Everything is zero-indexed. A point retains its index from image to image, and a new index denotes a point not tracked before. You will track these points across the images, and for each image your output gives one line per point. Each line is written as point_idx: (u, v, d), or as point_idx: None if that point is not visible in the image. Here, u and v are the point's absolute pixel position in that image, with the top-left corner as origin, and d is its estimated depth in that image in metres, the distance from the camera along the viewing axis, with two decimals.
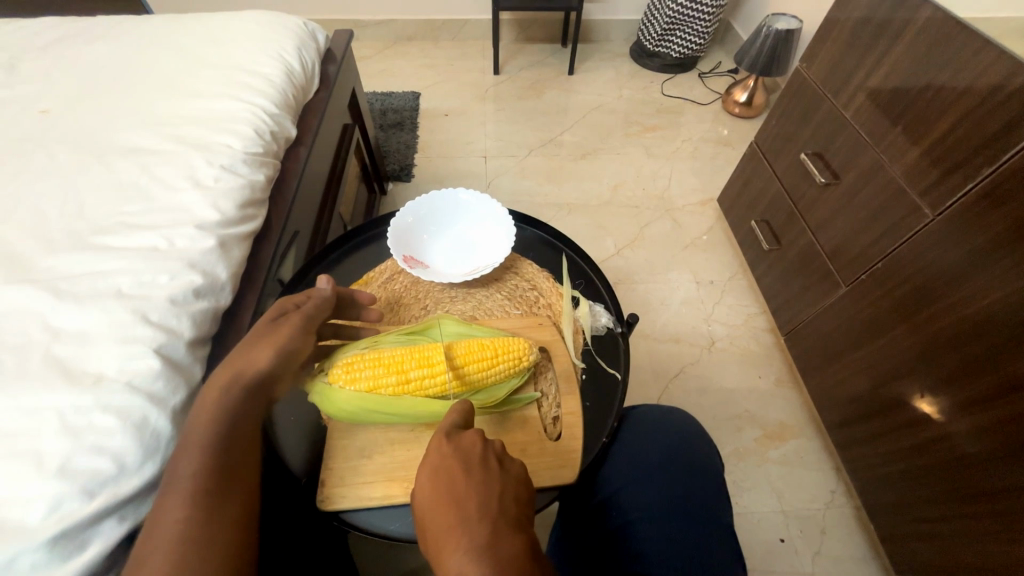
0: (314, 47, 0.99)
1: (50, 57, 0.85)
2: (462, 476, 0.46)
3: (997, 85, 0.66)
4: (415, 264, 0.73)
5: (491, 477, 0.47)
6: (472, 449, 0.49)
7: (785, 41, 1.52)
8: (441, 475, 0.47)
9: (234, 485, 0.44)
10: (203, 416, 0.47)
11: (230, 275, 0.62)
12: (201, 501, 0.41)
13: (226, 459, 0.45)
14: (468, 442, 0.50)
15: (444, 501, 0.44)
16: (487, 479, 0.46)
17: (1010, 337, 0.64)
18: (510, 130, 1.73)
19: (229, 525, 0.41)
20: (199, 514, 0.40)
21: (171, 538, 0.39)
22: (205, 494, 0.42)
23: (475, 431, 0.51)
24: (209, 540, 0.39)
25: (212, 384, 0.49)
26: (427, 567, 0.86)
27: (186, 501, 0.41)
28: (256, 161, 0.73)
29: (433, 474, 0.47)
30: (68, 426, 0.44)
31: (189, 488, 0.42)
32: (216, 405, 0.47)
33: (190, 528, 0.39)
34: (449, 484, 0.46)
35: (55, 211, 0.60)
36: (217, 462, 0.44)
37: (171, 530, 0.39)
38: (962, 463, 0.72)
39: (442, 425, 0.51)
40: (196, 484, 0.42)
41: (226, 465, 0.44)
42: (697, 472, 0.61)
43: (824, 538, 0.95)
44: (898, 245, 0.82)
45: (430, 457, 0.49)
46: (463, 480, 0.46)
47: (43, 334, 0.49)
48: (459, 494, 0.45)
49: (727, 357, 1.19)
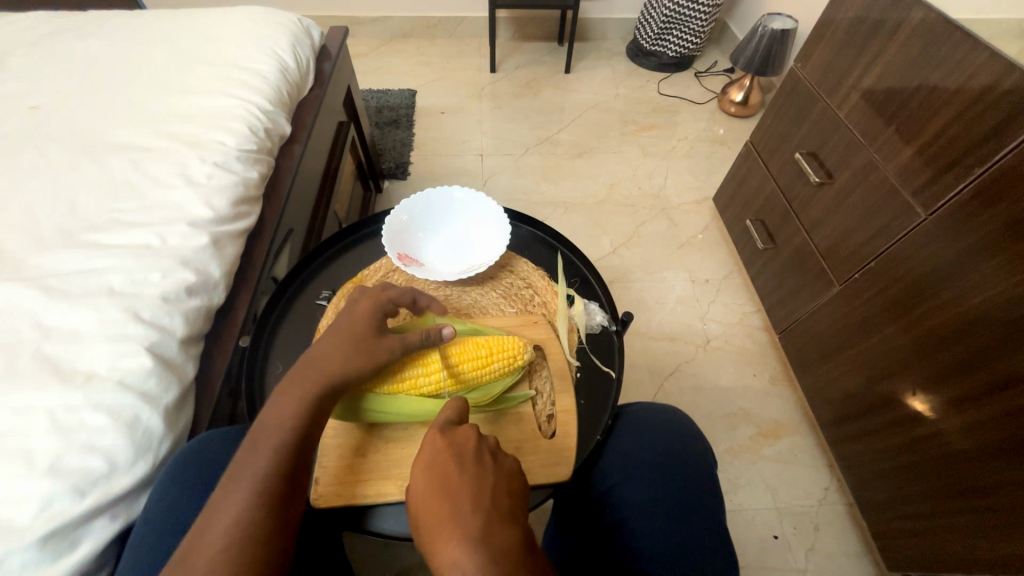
0: (309, 43, 0.98)
1: (41, 52, 0.84)
2: (456, 471, 0.46)
3: (989, 86, 0.67)
4: (410, 262, 0.73)
5: (484, 471, 0.47)
6: (466, 445, 0.49)
7: (780, 41, 1.52)
8: (436, 471, 0.47)
9: (289, 504, 0.44)
10: (270, 417, 0.48)
11: (223, 273, 0.61)
12: (258, 509, 0.42)
13: (288, 474, 0.45)
14: (463, 437, 0.49)
15: (438, 497, 0.44)
16: (480, 472, 0.46)
17: (1001, 336, 0.64)
18: (507, 128, 1.72)
19: (277, 537, 0.42)
20: (247, 530, 0.41)
21: (220, 541, 0.40)
22: (262, 503, 0.42)
23: (470, 427, 0.51)
24: (256, 547, 0.40)
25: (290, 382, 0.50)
26: (421, 565, 0.86)
27: (238, 512, 0.41)
28: (250, 158, 0.73)
29: (427, 470, 0.47)
30: (58, 425, 0.43)
31: (249, 492, 0.43)
32: (286, 417, 0.48)
33: (236, 542, 0.40)
34: (442, 481, 0.46)
35: (46, 207, 0.59)
36: (273, 475, 0.44)
37: (221, 532, 0.40)
38: (952, 460, 0.73)
39: (436, 422, 0.51)
40: (254, 491, 0.43)
41: (286, 471, 0.45)
42: (691, 470, 0.61)
43: (817, 535, 0.96)
44: (891, 243, 0.83)
45: (424, 453, 0.49)
46: (457, 475, 0.46)
47: (33, 333, 0.48)
48: (452, 488, 0.45)
49: (722, 355, 1.19)
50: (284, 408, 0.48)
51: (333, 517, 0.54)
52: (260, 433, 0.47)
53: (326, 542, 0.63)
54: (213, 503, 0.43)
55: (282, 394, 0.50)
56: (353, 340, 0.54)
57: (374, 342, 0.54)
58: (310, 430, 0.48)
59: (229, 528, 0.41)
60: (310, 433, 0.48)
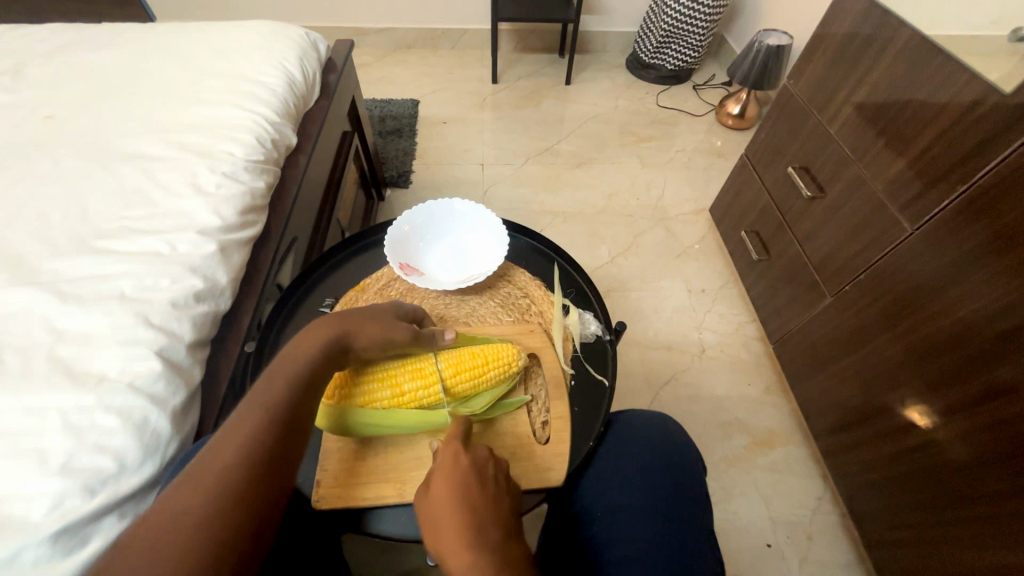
0: (315, 56, 1.01)
1: (56, 63, 0.86)
2: (476, 492, 0.49)
3: (974, 103, 0.69)
4: (411, 271, 0.75)
5: (498, 493, 0.50)
6: (484, 466, 0.51)
7: (776, 57, 1.55)
8: (448, 484, 0.49)
9: (293, 438, 0.46)
10: (298, 355, 0.51)
11: (229, 279, 0.63)
12: (267, 435, 0.44)
13: (297, 408, 0.47)
14: (483, 459, 0.52)
15: (461, 511, 0.47)
16: (496, 496, 0.49)
17: (992, 346, 0.66)
18: (507, 138, 1.75)
19: (280, 464, 0.43)
20: (242, 475, 0.41)
21: (231, 461, 0.41)
22: (273, 427, 0.45)
23: (486, 448, 0.53)
24: (261, 468, 0.42)
25: (321, 325, 0.54)
26: (419, 570, 0.87)
27: (249, 436, 0.43)
28: (257, 168, 0.75)
29: (449, 484, 0.49)
30: (70, 425, 0.45)
31: (263, 419, 0.45)
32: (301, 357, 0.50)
33: (244, 463, 0.41)
34: (463, 499, 0.48)
35: (61, 214, 0.61)
36: (285, 405, 0.46)
37: (231, 452, 0.42)
38: (946, 468, 0.73)
39: (455, 437, 0.53)
40: (267, 418, 0.45)
41: (297, 407, 0.47)
42: (685, 481, 0.63)
43: (810, 545, 0.97)
44: (880, 256, 0.85)
45: (441, 463, 0.51)
46: (478, 496, 0.48)
47: (46, 336, 0.50)
48: (474, 509, 0.47)
49: (717, 365, 1.21)
50: (245, 426, 0.44)
51: (335, 519, 0.56)
52: (275, 368, 0.50)
53: (325, 545, 0.65)
54: (210, 445, 0.43)
55: (311, 331, 0.53)
56: (372, 316, 0.57)
57: (393, 324, 0.57)
58: (316, 379, 0.50)
59: (240, 449, 0.42)
60: (315, 384, 0.50)
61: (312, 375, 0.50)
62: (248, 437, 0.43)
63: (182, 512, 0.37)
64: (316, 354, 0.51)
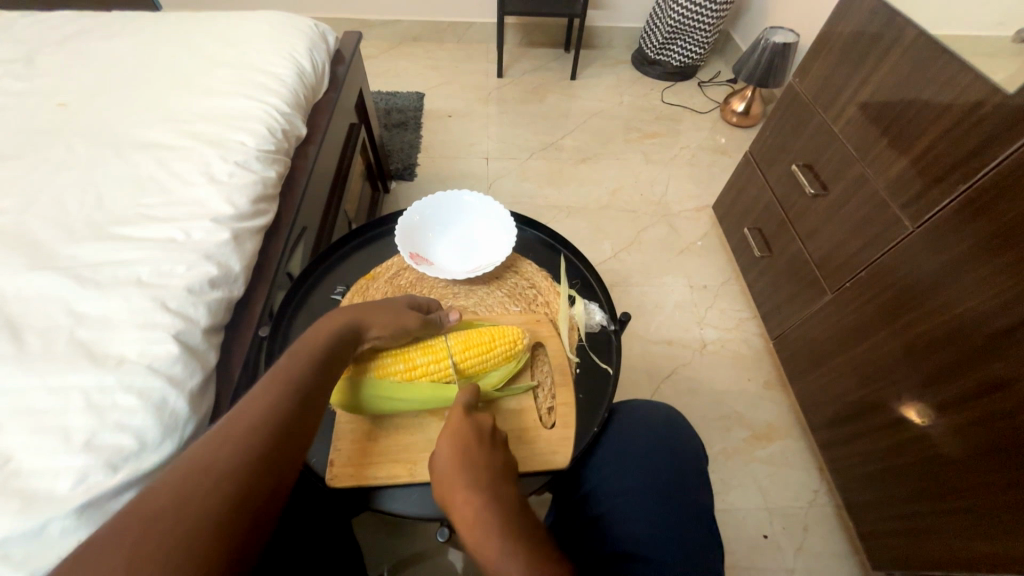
0: (324, 48, 1.02)
1: (68, 52, 0.87)
2: (477, 451, 0.51)
3: (979, 102, 0.70)
4: (421, 261, 0.76)
5: (496, 454, 0.52)
6: (486, 429, 0.53)
7: (782, 54, 1.56)
8: (449, 440, 0.52)
9: (314, 407, 0.47)
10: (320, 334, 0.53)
11: (242, 266, 0.65)
12: (289, 401, 0.46)
13: (319, 380, 0.50)
14: (484, 425, 0.54)
15: (460, 467, 0.49)
16: (494, 455, 0.52)
17: (988, 342, 0.67)
18: (512, 132, 1.76)
19: (301, 429, 0.45)
20: (266, 434, 0.42)
21: (255, 421, 0.43)
22: (296, 394, 0.47)
23: (488, 415, 0.55)
24: (282, 431, 0.44)
25: (340, 311, 0.57)
26: (424, 554, 0.88)
27: (276, 399, 0.45)
28: (268, 158, 0.76)
29: (452, 442, 0.51)
30: (91, 404, 0.46)
31: (287, 387, 0.47)
32: (320, 338, 0.53)
33: (269, 423, 0.43)
34: (466, 455, 0.50)
35: (76, 201, 0.62)
36: (306, 377, 0.49)
37: (258, 410, 0.44)
38: (938, 461, 0.75)
39: (458, 402, 0.55)
40: (293, 386, 0.47)
41: (318, 383, 0.49)
42: (685, 466, 0.65)
43: (806, 536, 0.99)
44: (881, 254, 0.86)
45: (447, 424, 0.53)
46: (478, 453, 0.51)
47: (66, 319, 0.51)
48: (473, 465, 0.50)
49: (718, 359, 1.22)
50: (264, 400, 0.45)
51: (345, 498, 0.58)
52: (297, 345, 0.52)
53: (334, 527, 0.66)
54: (238, 406, 0.44)
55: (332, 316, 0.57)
56: (385, 305, 0.61)
57: (401, 315, 0.60)
58: (336, 361, 0.53)
59: (269, 406, 0.44)
60: (335, 364, 0.53)
61: (332, 355, 0.53)
62: (272, 405, 0.45)
63: (210, 464, 0.39)
64: (335, 336, 0.54)
